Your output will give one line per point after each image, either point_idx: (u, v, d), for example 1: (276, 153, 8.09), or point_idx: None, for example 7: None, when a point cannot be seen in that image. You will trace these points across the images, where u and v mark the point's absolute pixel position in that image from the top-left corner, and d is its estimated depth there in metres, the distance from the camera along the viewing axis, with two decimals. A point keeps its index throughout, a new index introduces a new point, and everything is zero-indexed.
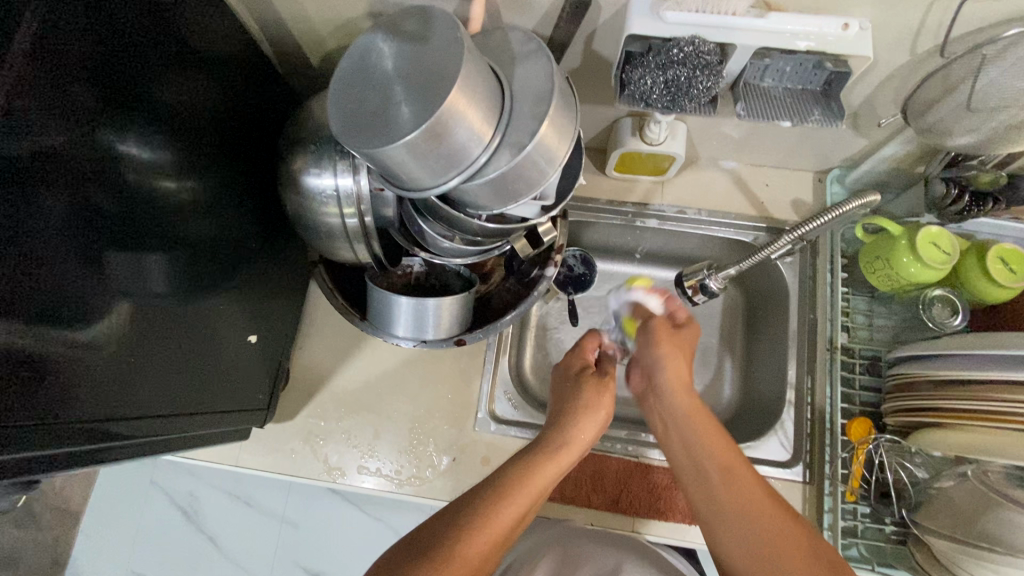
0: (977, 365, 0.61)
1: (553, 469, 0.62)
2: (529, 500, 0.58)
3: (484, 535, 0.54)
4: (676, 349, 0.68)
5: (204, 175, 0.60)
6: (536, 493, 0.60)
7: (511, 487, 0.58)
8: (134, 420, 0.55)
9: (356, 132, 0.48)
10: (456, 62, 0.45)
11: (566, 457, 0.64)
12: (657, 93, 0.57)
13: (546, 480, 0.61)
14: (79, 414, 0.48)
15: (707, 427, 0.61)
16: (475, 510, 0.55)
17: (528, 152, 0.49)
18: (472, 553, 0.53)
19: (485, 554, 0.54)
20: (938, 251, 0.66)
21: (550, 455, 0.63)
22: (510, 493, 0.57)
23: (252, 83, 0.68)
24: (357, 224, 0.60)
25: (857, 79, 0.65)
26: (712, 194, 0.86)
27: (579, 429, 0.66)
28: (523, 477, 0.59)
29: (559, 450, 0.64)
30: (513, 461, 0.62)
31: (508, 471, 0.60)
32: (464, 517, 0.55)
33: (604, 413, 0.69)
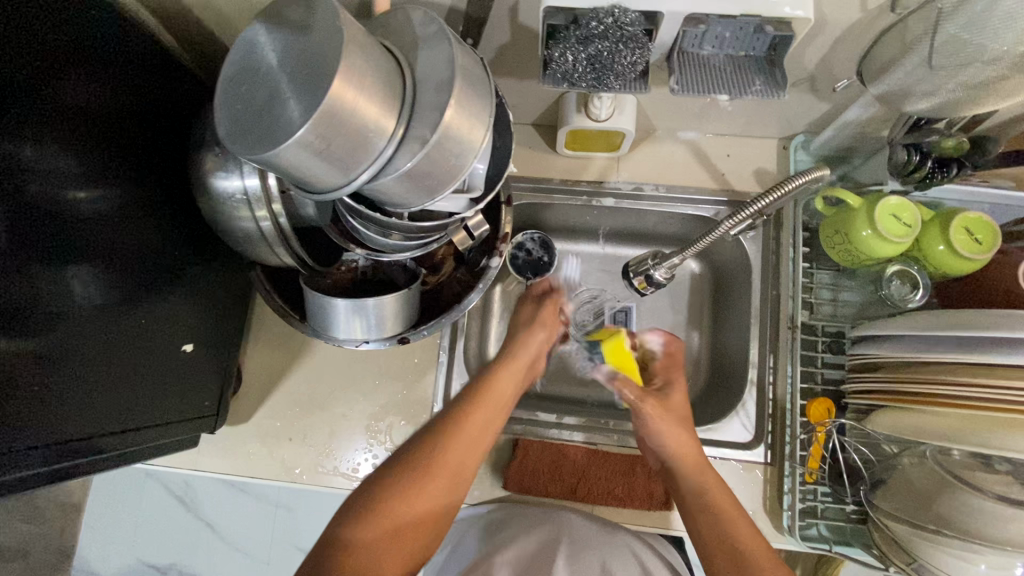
0: (939, 346, 0.58)
1: (511, 379, 0.70)
2: (495, 411, 0.65)
3: (459, 442, 0.60)
4: (674, 423, 0.69)
5: (117, 181, 0.57)
6: (499, 402, 0.67)
7: (479, 397, 0.65)
8: (80, 438, 0.55)
9: (245, 133, 0.44)
10: (340, 53, 0.42)
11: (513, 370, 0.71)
12: (580, 70, 0.52)
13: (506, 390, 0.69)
14: (12, 439, 0.47)
15: (715, 487, 0.63)
16: (449, 419, 0.62)
17: (433, 146, 0.46)
18: (451, 458, 0.59)
19: (469, 450, 0.61)
20: (899, 225, 0.62)
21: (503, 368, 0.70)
22: (477, 403, 0.64)
23: (161, 76, 0.63)
24: (273, 227, 0.57)
25: (808, 39, 0.59)
26: (671, 168, 0.81)
27: (524, 343, 0.75)
28: (489, 389, 0.67)
29: (513, 364, 0.72)
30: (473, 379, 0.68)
31: (471, 387, 0.67)
32: (437, 432, 0.60)
33: (545, 331, 0.78)
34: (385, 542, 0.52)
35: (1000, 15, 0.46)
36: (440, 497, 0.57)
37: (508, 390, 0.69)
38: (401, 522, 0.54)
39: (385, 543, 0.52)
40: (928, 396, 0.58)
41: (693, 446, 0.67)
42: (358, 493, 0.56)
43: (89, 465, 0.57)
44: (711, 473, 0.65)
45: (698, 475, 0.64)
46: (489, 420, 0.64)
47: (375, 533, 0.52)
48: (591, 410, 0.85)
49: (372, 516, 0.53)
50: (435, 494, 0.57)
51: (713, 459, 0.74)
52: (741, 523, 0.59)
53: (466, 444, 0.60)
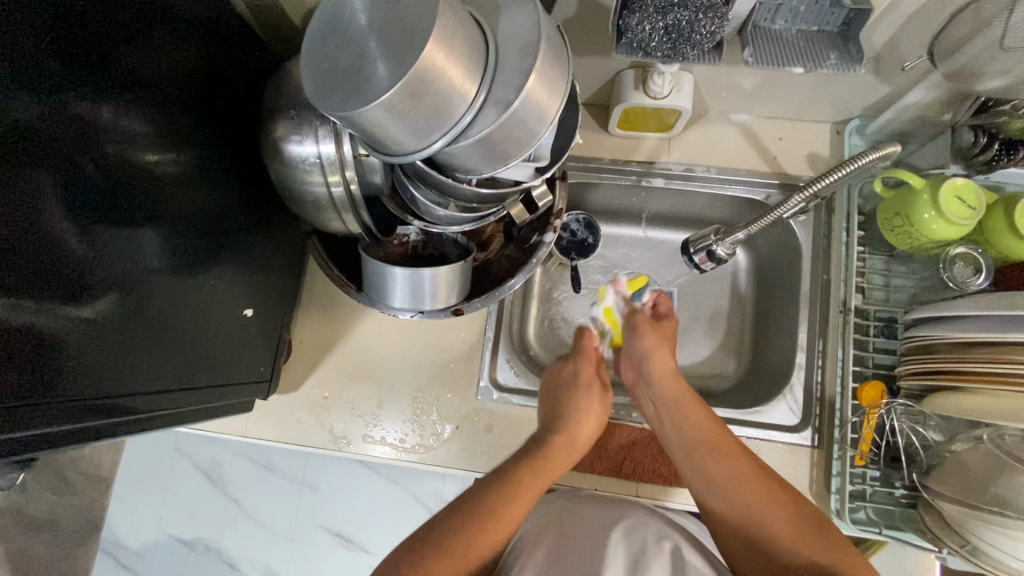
0: (1000, 326, 0.57)
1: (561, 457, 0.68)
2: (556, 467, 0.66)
3: (519, 501, 0.60)
4: (659, 340, 0.79)
5: (187, 144, 0.58)
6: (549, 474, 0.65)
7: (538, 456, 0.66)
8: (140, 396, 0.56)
9: (332, 93, 0.45)
10: (432, 14, 0.42)
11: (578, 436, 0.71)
12: (656, 40, 0.52)
13: (559, 466, 0.67)
14: (83, 391, 0.49)
15: (709, 431, 0.67)
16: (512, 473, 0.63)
17: (513, 111, 0.46)
18: (511, 514, 0.59)
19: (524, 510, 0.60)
20: (964, 207, 0.62)
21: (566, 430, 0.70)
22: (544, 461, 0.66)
23: (229, 44, 0.63)
24: (344, 193, 0.58)
25: (879, 17, 0.59)
26: (722, 150, 0.81)
27: (580, 425, 0.72)
28: (551, 446, 0.68)
29: (565, 448, 0.69)
30: (527, 450, 0.67)
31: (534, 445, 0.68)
32: (501, 482, 0.61)
33: (600, 393, 0.77)
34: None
35: None
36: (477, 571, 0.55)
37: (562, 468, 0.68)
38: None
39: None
40: (993, 377, 0.57)
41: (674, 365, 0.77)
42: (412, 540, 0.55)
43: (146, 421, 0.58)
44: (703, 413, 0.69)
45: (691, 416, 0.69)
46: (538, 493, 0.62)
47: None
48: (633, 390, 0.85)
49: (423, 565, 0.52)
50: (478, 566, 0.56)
51: (760, 440, 0.74)
52: (753, 485, 0.62)
53: (524, 498, 0.61)
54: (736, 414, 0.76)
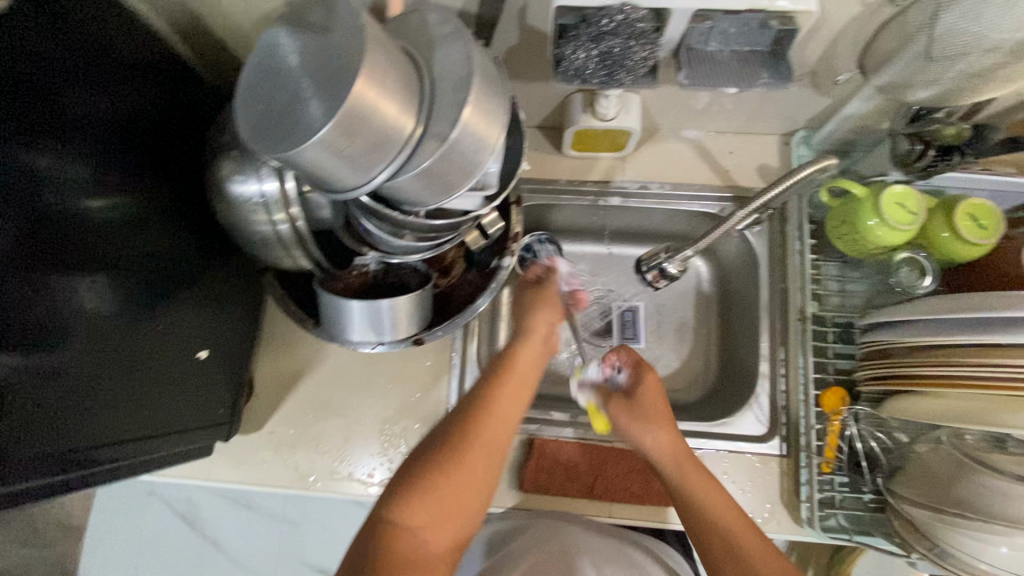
0: (946, 328, 0.59)
1: (531, 359, 0.68)
2: (520, 380, 0.64)
3: (488, 424, 0.59)
4: (658, 391, 0.69)
5: (130, 187, 0.57)
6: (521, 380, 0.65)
7: (500, 375, 0.64)
8: (93, 447, 0.54)
9: (267, 136, 0.45)
10: (361, 53, 0.43)
11: (532, 346, 0.69)
12: (592, 67, 0.53)
13: (529, 370, 0.66)
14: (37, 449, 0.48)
15: (708, 480, 0.61)
16: (473, 402, 0.61)
17: (452, 144, 0.47)
18: (481, 439, 0.57)
19: (495, 442, 0.59)
20: (904, 212, 0.63)
21: (523, 341, 0.69)
22: (505, 379, 0.64)
23: (167, 84, 0.62)
24: (290, 230, 0.58)
25: (811, 33, 0.61)
26: (676, 166, 0.83)
27: (535, 322, 0.71)
28: (514, 363, 0.66)
29: (524, 346, 0.68)
30: (496, 361, 0.67)
31: (493, 366, 0.66)
32: (468, 415, 0.59)
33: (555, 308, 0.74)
34: (423, 525, 0.52)
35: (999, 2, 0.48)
36: (462, 494, 0.55)
37: (532, 375, 0.67)
38: (442, 509, 0.53)
39: (419, 537, 0.51)
40: (958, 380, 0.56)
41: (667, 410, 0.68)
42: (399, 472, 0.56)
43: (99, 477, 0.57)
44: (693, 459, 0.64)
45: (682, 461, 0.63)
46: (513, 412, 0.61)
47: (418, 514, 0.52)
48: None
49: (412, 500, 0.53)
50: (475, 484, 0.56)
51: (729, 452, 0.74)
52: (731, 511, 0.59)
53: (490, 425, 0.59)
54: (704, 427, 0.76)
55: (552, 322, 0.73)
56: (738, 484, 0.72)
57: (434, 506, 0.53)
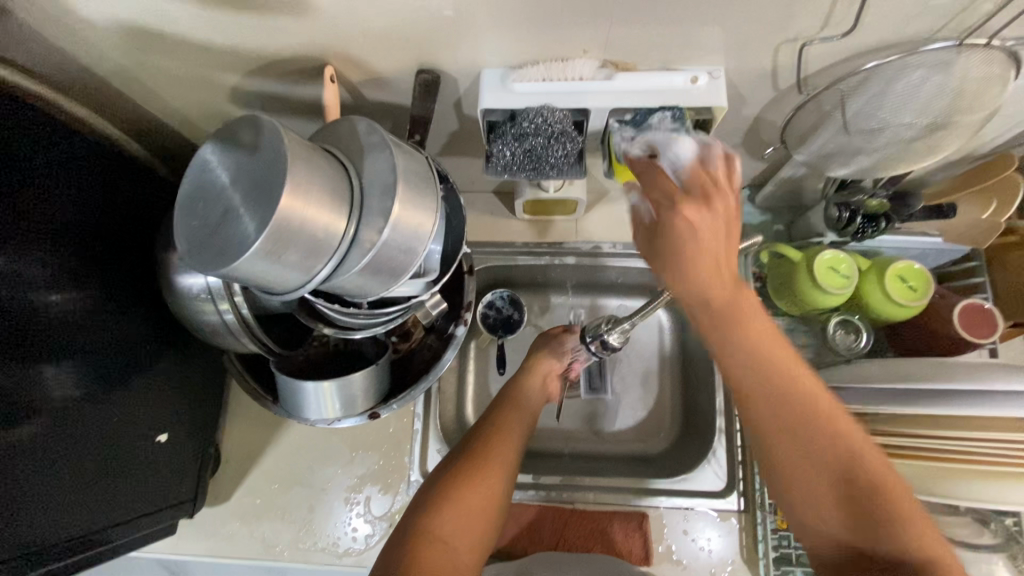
0: (877, 396, 0.60)
1: (536, 390, 0.75)
2: (525, 411, 0.71)
3: (501, 443, 0.64)
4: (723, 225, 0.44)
5: (89, 281, 0.59)
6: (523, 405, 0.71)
7: (507, 402, 0.71)
8: (47, 545, 0.55)
9: (201, 249, 0.47)
10: (285, 170, 0.45)
11: (531, 380, 0.75)
12: (518, 162, 0.56)
13: (530, 401, 0.73)
14: None
15: (799, 442, 0.47)
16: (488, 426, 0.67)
17: (382, 246, 0.49)
18: (498, 459, 0.63)
19: (508, 458, 0.64)
20: (836, 276, 0.65)
21: (524, 376, 0.75)
22: (512, 406, 0.70)
23: (125, 179, 0.64)
24: (235, 319, 0.60)
25: (733, 114, 0.63)
26: (627, 226, 0.85)
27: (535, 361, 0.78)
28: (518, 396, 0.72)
29: (526, 378, 0.75)
30: (502, 394, 0.73)
31: (501, 397, 0.72)
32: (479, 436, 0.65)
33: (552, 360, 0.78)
34: (455, 530, 0.56)
35: (898, 93, 0.52)
36: (488, 505, 0.59)
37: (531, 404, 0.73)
38: (472, 513, 0.57)
39: (454, 542, 0.55)
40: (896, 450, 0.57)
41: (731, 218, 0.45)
42: (428, 484, 0.61)
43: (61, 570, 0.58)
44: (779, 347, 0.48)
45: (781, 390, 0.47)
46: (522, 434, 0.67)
47: (450, 520, 0.56)
48: (568, 464, 0.86)
49: (444, 506, 0.57)
50: (497, 492, 0.61)
51: (690, 510, 0.75)
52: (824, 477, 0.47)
53: (503, 446, 0.64)
54: (663, 485, 0.77)
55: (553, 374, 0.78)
56: (700, 541, 0.74)
57: (467, 510, 0.57)
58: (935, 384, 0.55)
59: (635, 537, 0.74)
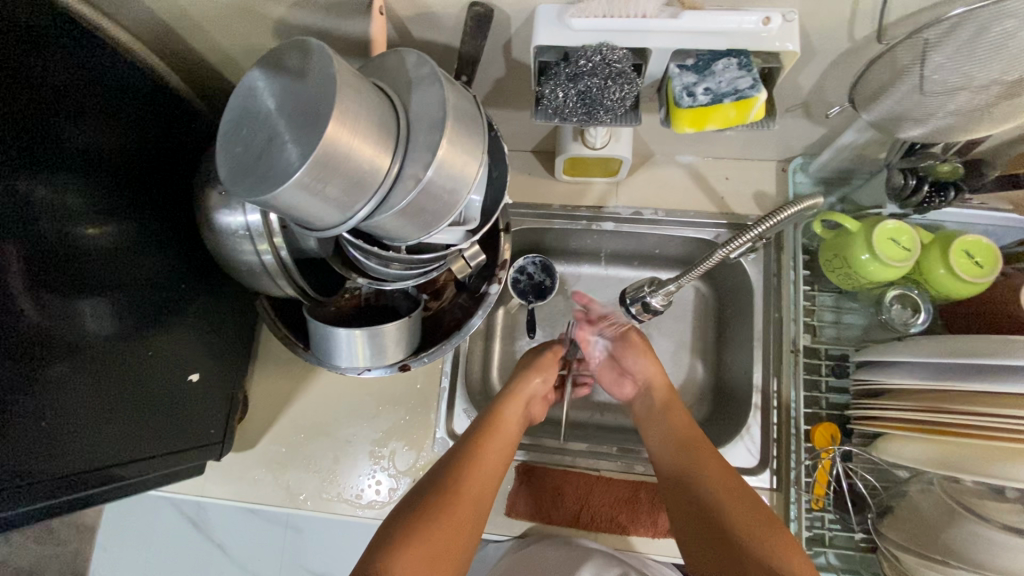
0: (939, 373, 0.57)
1: (516, 417, 0.73)
2: (506, 436, 0.70)
3: (476, 472, 0.64)
4: None
5: (127, 214, 0.58)
6: (504, 431, 0.71)
7: (486, 429, 0.69)
8: (90, 470, 0.56)
9: (245, 178, 0.46)
10: (334, 96, 0.43)
11: (512, 406, 0.74)
12: (570, 105, 0.54)
13: (512, 426, 0.72)
14: (33, 470, 0.50)
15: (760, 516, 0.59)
16: (465, 452, 0.66)
17: (428, 184, 0.47)
18: (470, 492, 0.62)
19: (480, 490, 0.64)
20: (898, 249, 0.62)
21: (508, 400, 0.74)
22: (492, 432, 0.69)
23: (161, 116, 0.62)
24: (274, 260, 0.59)
25: (798, 67, 0.59)
26: (670, 192, 0.82)
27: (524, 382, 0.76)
28: (496, 421, 0.71)
29: (512, 398, 0.74)
30: (481, 418, 0.72)
31: (481, 420, 0.71)
32: (456, 465, 0.64)
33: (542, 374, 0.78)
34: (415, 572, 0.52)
35: (987, 44, 0.47)
36: (460, 535, 0.58)
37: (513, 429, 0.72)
38: (432, 557, 0.54)
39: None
40: (950, 429, 0.55)
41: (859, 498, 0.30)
42: (392, 522, 0.58)
43: (102, 495, 0.59)
44: (707, 450, 0.67)
45: (697, 464, 0.66)
46: (496, 465, 0.67)
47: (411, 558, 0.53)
48: (594, 434, 0.84)
49: (404, 545, 0.54)
50: (457, 538, 0.58)
51: None
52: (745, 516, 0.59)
53: (476, 475, 0.64)
54: None
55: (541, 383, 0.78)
56: None
57: (429, 549, 0.55)
58: (996, 358, 0.52)
59: (661, 509, 0.73)
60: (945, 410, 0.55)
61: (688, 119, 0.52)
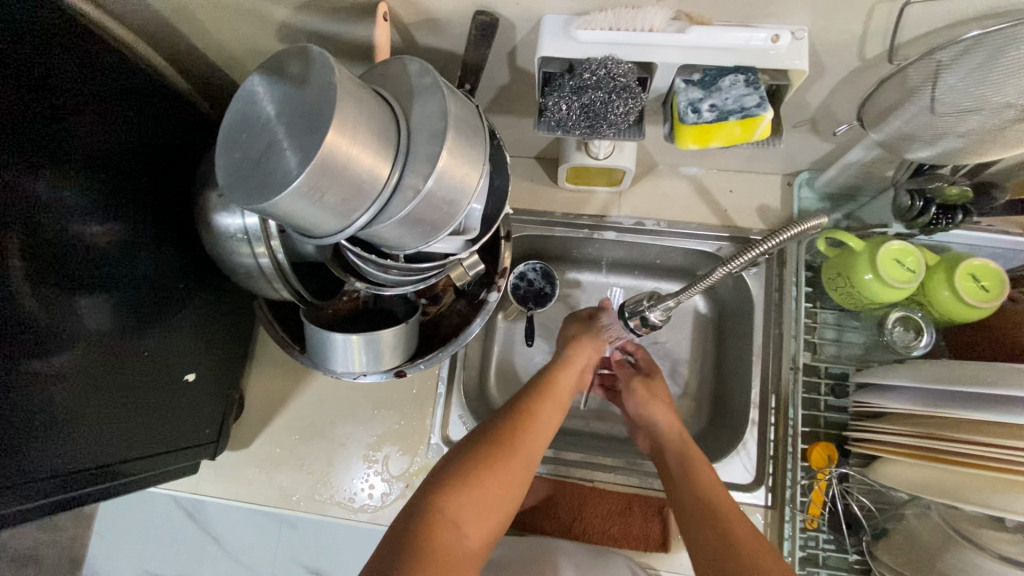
0: (938, 398, 0.57)
1: (569, 375, 0.72)
2: (562, 398, 0.70)
3: (533, 430, 0.64)
4: None
5: (126, 213, 0.58)
6: (560, 394, 0.70)
7: (543, 391, 0.69)
8: (84, 468, 0.56)
9: (242, 184, 0.45)
10: (334, 105, 0.42)
11: (569, 372, 0.72)
12: (574, 118, 0.53)
13: (568, 389, 0.71)
14: (30, 467, 0.50)
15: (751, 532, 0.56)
16: (521, 408, 0.66)
17: (427, 195, 0.47)
18: (526, 448, 0.62)
19: (535, 448, 0.63)
20: (902, 270, 0.61)
21: (565, 365, 0.73)
22: (549, 393, 0.69)
23: (163, 114, 0.62)
24: (272, 264, 0.59)
25: (806, 84, 0.58)
26: (673, 203, 0.81)
27: (579, 348, 0.75)
28: (553, 383, 0.70)
29: (570, 364, 0.73)
30: (539, 377, 0.71)
31: (537, 381, 0.71)
32: (509, 421, 0.64)
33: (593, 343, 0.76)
34: (465, 515, 0.56)
35: (1000, 67, 0.46)
36: (510, 488, 0.60)
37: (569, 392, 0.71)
38: (480, 509, 0.57)
39: (460, 526, 0.55)
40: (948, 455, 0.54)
41: None
42: (443, 467, 0.60)
43: (92, 493, 0.59)
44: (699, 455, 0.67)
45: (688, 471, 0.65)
46: (552, 423, 0.67)
47: (455, 509, 0.55)
48: (590, 444, 0.84)
49: (450, 494, 0.56)
50: (508, 490, 0.60)
51: None
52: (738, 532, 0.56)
53: (532, 432, 0.64)
54: None
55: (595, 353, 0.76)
56: None
57: (475, 500, 0.57)
58: (992, 387, 0.52)
59: (654, 522, 0.73)
60: (943, 436, 0.54)
61: (692, 134, 0.52)
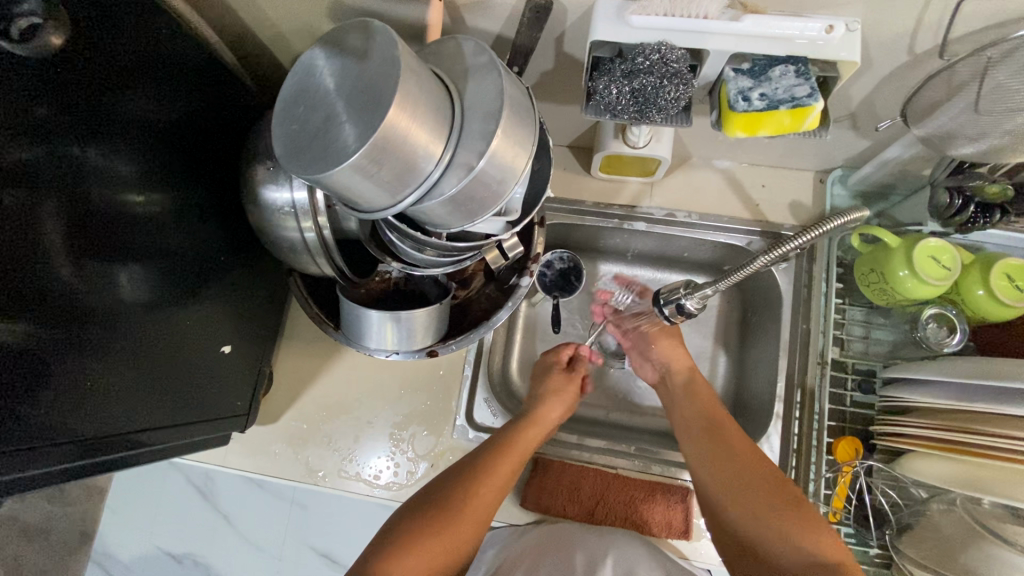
0: (971, 394, 0.57)
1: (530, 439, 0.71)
2: (519, 459, 0.68)
3: (480, 497, 0.63)
4: None
5: (173, 185, 0.59)
6: (518, 456, 0.69)
7: (501, 451, 0.68)
8: (128, 432, 0.57)
9: (299, 156, 0.46)
10: (396, 79, 0.43)
11: (530, 433, 0.71)
12: (623, 102, 0.54)
13: (526, 448, 0.70)
14: (83, 432, 0.52)
15: (758, 465, 0.64)
16: (473, 471, 0.65)
17: (479, 173, 0.47)
18: (471, 515, 0.62)
19: (482, 515, 0.63)
20: (937, 267, 0.62)
21: (525, 426, 0.71)
22: (505, 454, 0.68)
23: (211, 86, 0.62)
24: (316, 239, 0.60)
25: (851, 78, 0.59)
26: (705, 196, 0.82)
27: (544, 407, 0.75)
28: (513, 444, 0.69)
29: (531, 424, 0.72)
30: (496, 435, 0.70)
31: (497, 439, 0.69)
32: (461, 483, 0.64)
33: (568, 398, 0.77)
34: None
35: None
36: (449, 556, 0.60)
37: (527, 452, 0.70)
38: (420, 573, 0.57)
39: None
40: (981, 451, 0.55)
41: None
42: (384, 532, 0.60)
43: (133, 458, 0.60)
44: (733, 438, 0.67)
45: (722, 450, 0.66)
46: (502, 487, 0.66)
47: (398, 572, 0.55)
48: (612, 432, 0.85)
49: (396, 556, 0.57)
50: (449, 558, 0.59)
51: None
52: (751, 465, 0.64)
53: (481, 499, 0.63)
54: None
55: (565, 407, 0.77)
56: None
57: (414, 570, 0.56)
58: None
59: (676, 511, 0.73)
60: (975, 432, 0.55)
61: (740, 123, 0.52)
